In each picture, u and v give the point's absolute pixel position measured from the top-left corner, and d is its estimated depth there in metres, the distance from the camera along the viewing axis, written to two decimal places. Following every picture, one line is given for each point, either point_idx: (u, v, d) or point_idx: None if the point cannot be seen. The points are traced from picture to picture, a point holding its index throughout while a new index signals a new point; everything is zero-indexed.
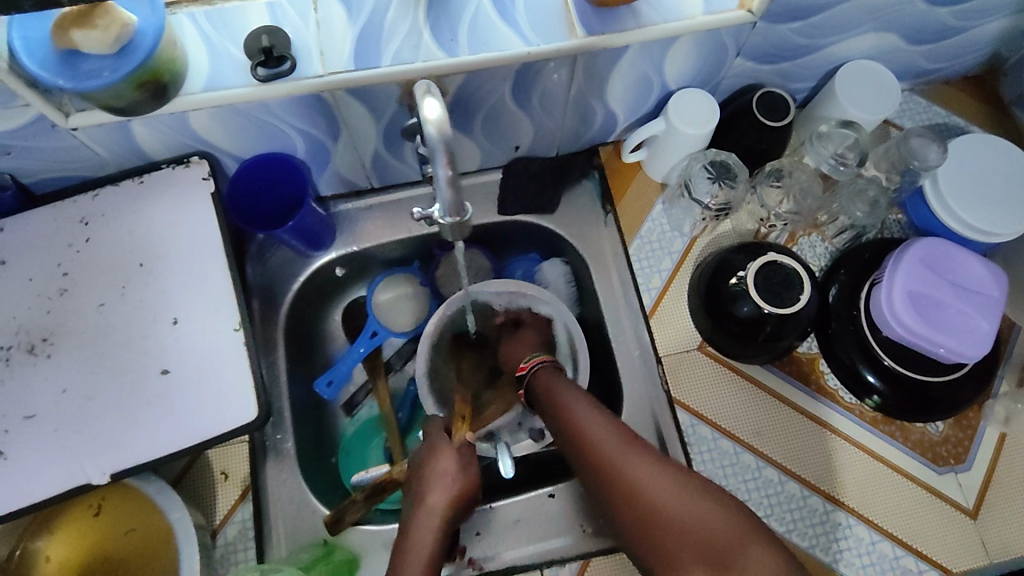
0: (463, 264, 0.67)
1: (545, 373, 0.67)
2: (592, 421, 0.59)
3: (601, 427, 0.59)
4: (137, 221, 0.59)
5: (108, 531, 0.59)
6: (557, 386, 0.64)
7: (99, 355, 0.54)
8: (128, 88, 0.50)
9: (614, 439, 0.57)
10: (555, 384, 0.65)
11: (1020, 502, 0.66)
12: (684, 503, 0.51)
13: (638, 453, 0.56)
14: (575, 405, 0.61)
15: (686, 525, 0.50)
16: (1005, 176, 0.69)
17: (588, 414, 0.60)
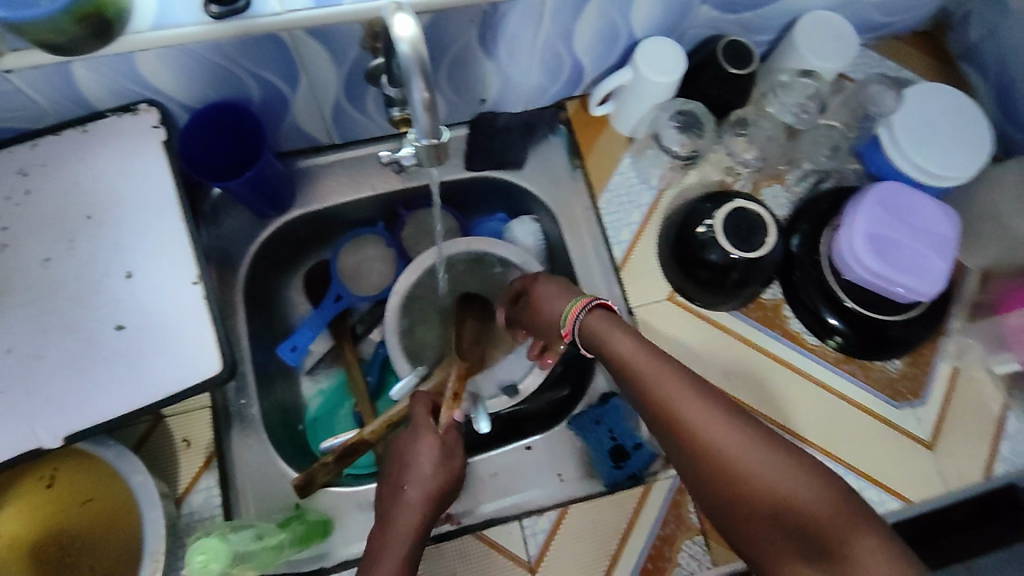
0: (439, 209, 0.67)
1: (599, 317, 0.60)
2: (654, 368, 0.54)
3: (662, 372, 0.54)
4: (83, 171, 0.55)
5: (62, 504, 0.56)
6: (615, 334, 0.58)
7: (46, 312, 0.51)
8: (67, 21, 0.46)
9: (677, 384, 0.52)
10: (610, 331, 0.59)
11: (970, 431, 0.70)
12: (759, 461, 0.47)
13: (702, 401, 0.51)
14: (636, 354, 0.55)
15: (773, 490, 0.46)
16: (954, 120, 0.71)
17: (648, 361, 0.55)
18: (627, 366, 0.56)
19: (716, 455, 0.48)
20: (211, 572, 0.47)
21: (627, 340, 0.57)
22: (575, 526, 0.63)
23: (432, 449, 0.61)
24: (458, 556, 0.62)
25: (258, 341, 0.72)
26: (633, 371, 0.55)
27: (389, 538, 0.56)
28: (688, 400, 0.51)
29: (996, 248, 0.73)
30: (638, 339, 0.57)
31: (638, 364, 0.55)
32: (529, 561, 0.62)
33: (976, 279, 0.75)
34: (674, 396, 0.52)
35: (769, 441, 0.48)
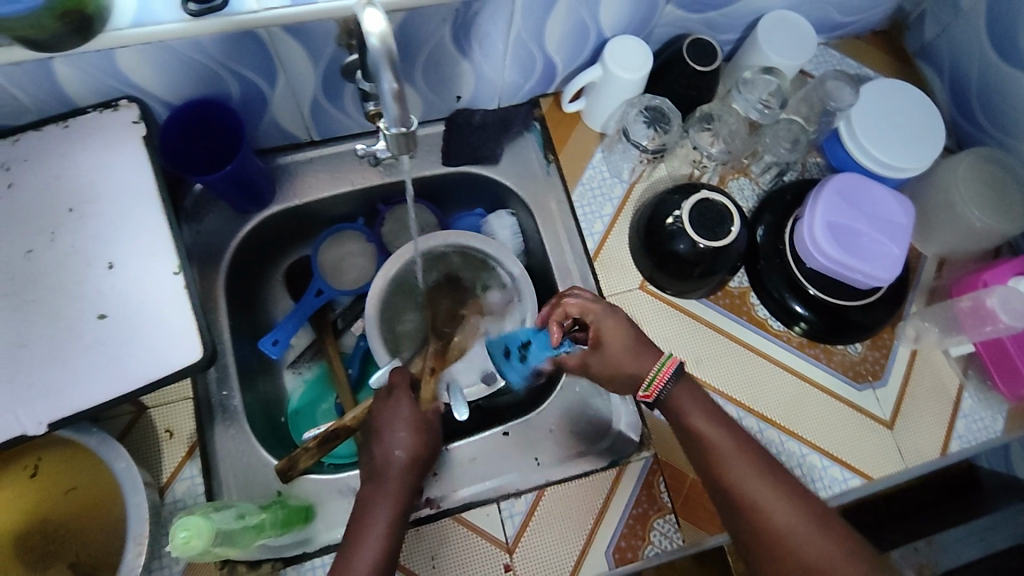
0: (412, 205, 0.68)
1: (682, 389, 0.60)
2: (733, 452, 0.56)
3: (738, 456, 0.56)
4: (65, 165, 0.56)
5: (46, 492, 0.56)
6: (693, 408, 0.59)
7: (29, 302, 0.52)
8: (49, 17, 0.47)
9: (756, 475, 0.55)
10: (690, 405, 0.59)
11: (928, 410, 0.74)
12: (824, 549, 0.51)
13: (777, 490, 0.54)
14: (713, 435, 0.57)
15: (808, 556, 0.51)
16: (909, 115, 0.75)
17: (724, 442, 0.57)
18: (704, 447, 0.57)
19: (794, 548, 0.51)
20: (194, 548, 0.47)
21: (705, 417, 0.58)
22: (550, 507, 0.66)
23: (414, 420, 0.64)
24: (438, 539, 0.64)
25: (240, 334, 0.74)
26: (714, 454, 0.57)
27: (377, 500, 0.58)
28: (765, 491, 0.54)
29: (950, 236, 0.77)
30: (715, 415, 0.59)
31: (715, 447, 0.57)
32: (506, 542, 0.64)
33: (934, 264, 0.80)
34: (751, 489, 0.54)
35: (844, 543, 0.51)
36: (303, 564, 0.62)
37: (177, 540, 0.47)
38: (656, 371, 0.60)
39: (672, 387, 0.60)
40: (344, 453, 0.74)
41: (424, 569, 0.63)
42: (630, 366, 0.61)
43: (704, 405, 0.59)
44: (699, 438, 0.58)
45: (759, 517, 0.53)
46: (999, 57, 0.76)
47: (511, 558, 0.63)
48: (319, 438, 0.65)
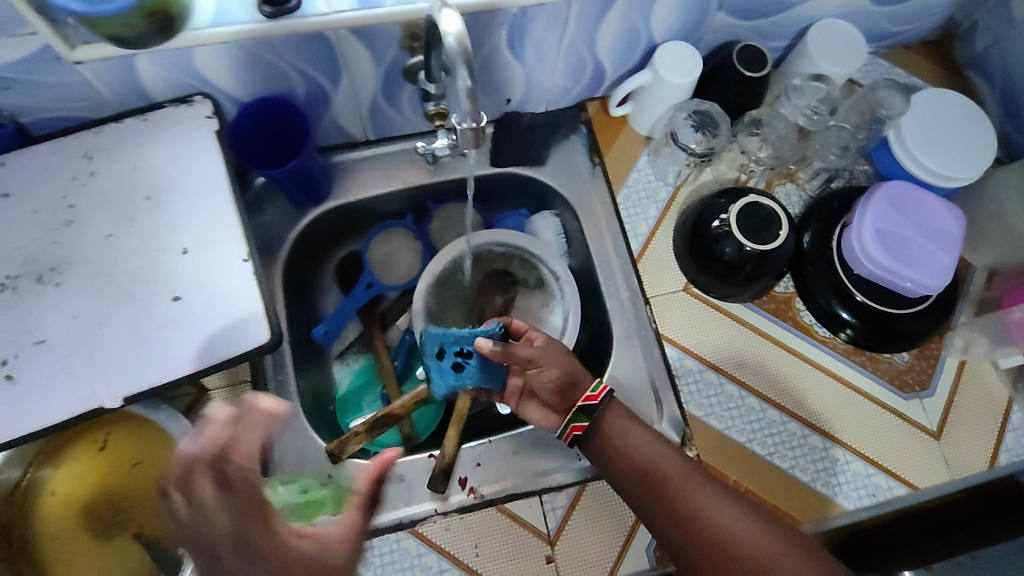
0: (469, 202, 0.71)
1: (615, 406, 0.63)
2: (670, 463, 0.59)
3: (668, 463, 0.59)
4: (142, 156, 0.60)
5: (114, 466, 0.59)
6: (629, 423, 0.62)
7: (109, 283, 0.55)
8: (138, 17, 0.50)
9: (692, 480, 0.58)
10: (622, 425, 0.62)
11: (976, 422, 0.73)
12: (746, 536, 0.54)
13: (706, 493, 0.57)
14: (650, 450, 0.60)
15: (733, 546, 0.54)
16: (958, 123, 0.75)
17: (660, 454, 0.60)
18: (642, 461, 0.59)
19: (723, 539, 0.54)
20: (280, 495, 0.59)
21: (640, 433, 0.61)
22: (592, 502, 0.66)
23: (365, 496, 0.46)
24: (481, 528, 0.65)
25: (292, 324, 0.76)
26: (651, 466, 0.59)
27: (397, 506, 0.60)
28: (702, 495, 0.57)
29: (1001, 247, 0.76)
30: (649, 432, 0.62)
31: (653, 460, 0.59)
32: (548, 534, 0.65)
33: (984, 276, 0.79)
34: (690, 494, 0.57)
35: (765, 528, 0.54)
36: None
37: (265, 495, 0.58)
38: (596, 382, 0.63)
39: (608, 402, 0.62)
40: (388, 442, 0.75)
41: (466, 556, 0.64)
42: (575, 371, 0.63)
43: (635, 422, 0.62)
44: (634, 454, 0.60)
45: (699, 520, 0.55)
46: None
47: (552, 551, 0.64)
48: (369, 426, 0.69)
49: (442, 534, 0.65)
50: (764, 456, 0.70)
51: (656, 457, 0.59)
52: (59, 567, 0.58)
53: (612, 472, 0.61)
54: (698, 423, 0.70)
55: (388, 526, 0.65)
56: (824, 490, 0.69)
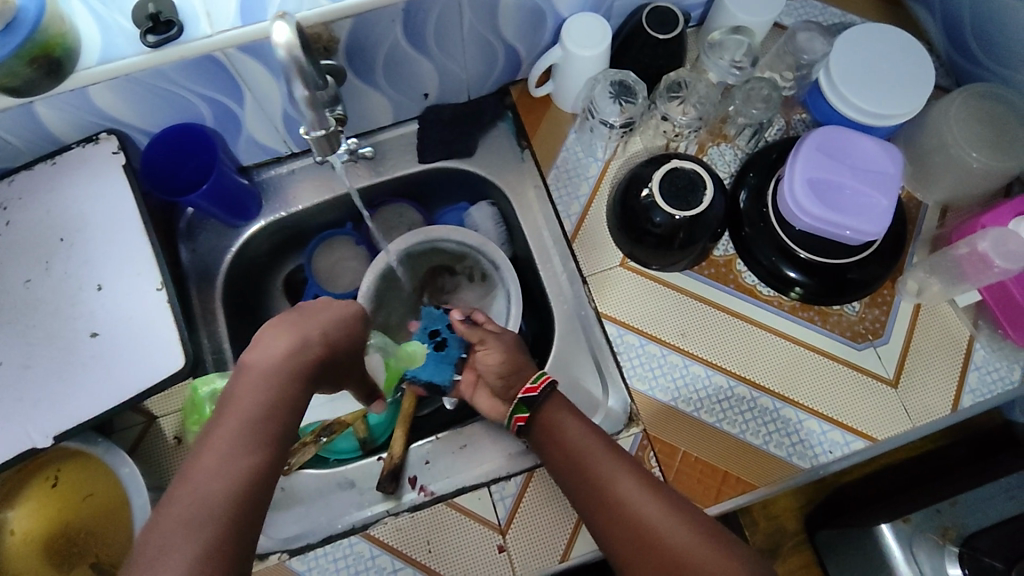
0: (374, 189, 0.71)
1: (559, 399, 0.63)
2: (601, 453, 0.58)
3: (602, 454, 0.58)
4: (55, 199, 0.61)
5: (67, 500, 0.61)
6: (566, 416, 0.62)
7: (30, 327, 0.57)
8: (19, 64, 0.52)
9: (623, 470, 0.57)
10: (558, 417, 0.62)
11: (936, 365, 0.70)
12: (675, 528, 0.53)
13: (640, 484, 0.56)
14: (583, 440, 0.59)
15: (658, 538, 0.52)
16: (889, 57, 0.72)
17: (593, 445, 0.59)
18: (574, 451, 0.59)
19: (651, 531, 0.53)
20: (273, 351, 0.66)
21: (575, 426, 0.61)
22: (540, 488, 0.66)
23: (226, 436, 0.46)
24: (432, 524, 0.65)
25: (242, 343, 0.78)
26: (583, 455, 0.58)
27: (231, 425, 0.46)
28: (630, 485, 0.56)
29: (949, 182, 0.73)
30: (586, 421, 0.61)
31: (586, 451, 0.59)
32: (499, 523, 0.65)
33: (937, 213, 0.76)
34: (619, 486, 0.56)
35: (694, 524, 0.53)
36: (303, 554, 0.64)
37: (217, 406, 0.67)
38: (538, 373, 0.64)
39: (550, 393, 0.63)
40: (346, 448, 0.76)
41: (419, 553, 0.64)
42: (522, 366, 0.67)
43: (573, 413, 0.62)
44: (568, 443, 0.60)
45: (625, 509, 0.55)
46: None
47: (504, 539, 0.65)
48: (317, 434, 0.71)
49: (393, 534, 0.65)
50: (714, 424, 0.69)
51: (589, 448, 0.59)
52: None
53: (550, 460, 0.61)
54: (643, 398, 0.70)
55: (342, 531, 0.66)
56: (779, 451, 0.68)
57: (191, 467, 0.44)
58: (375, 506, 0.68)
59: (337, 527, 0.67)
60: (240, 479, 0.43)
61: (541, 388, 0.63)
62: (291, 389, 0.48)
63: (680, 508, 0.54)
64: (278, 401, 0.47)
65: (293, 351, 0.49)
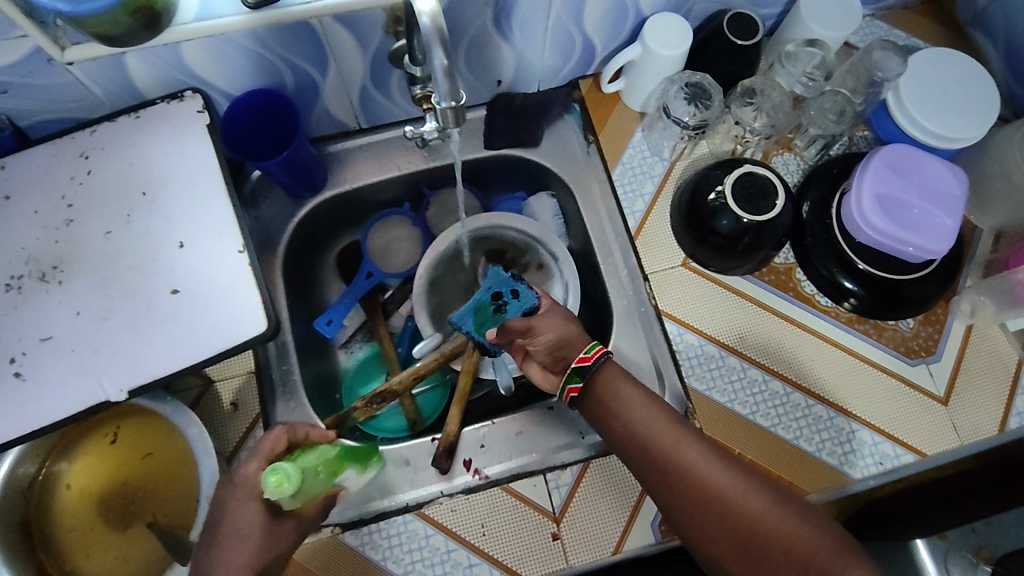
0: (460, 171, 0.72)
1: (610, 368, 0.61)
2: (660, 421, 0.57)
3: (662, 420, 0.57)
4: (136, 153, 0.61)
5: (127, 457, 0.61)
6: (620, 382, 0.60)
7: (109, 279, 0.56)
8: (123, 13, 0.51)
9: (685, 440, 0.56)
10: (614, 384, 0.60)
11: (985, 386, 0.72)
12: (745, 496, 0.53)
13: (705, 451, 0.55)
14: (643, 411, 0.58)
15: (729, 505, 0.52)
16: (959, 82, 0.73)
17: (654, 416, 0.58)
18: (633, 419, 0.58)
19: (721, 497, 0.53)
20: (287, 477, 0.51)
21: (631, 394, 0.59)
22: (595, 479, 0.67)
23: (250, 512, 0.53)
24: (487, 508, 0.66)
25: (297, 315, 0.77)
26: (644, 425, 0.57)
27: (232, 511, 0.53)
28: (696, 456, 0.55)
29: (1007, 208, 0.74)
30: (644, 392, 0.60)
31: (645, 419, 0.58)
32: (554, 511, 0.66)
33: (991, 238, 0.77)
34: (684, 453, 0.55)
35: (762, 490, 0.53)
36: (360, 530, 0.65)
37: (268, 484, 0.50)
38: (590, 344, 0.61)
39: (602, 363, 0.61)
40: (395, 428, 0.78)
41: (473, 535, 0.65)
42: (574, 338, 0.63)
43: (627, 380, 0.60)
44: (628, 415, 0.58)
45: (692, 480, 0.54)
46: None
47: (558, 527, 0.65)
48: (366, 400, 0.73)
49: (448, 515, 0.65)
50: (768, 427, 0.70)
51: (649, 415, 0.58)
52: (79, 557, 0.59)
53: (609, 432, 0.60)
54: (700, 396, 0.70)
55: (396, 509, 0.66)
56: (831, 459, 0.69)
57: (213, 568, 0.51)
58: (429, 486, 0.68)
59: (390, 502, 0.67)
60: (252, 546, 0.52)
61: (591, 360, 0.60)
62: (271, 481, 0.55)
63: (746, 474, 0.54)
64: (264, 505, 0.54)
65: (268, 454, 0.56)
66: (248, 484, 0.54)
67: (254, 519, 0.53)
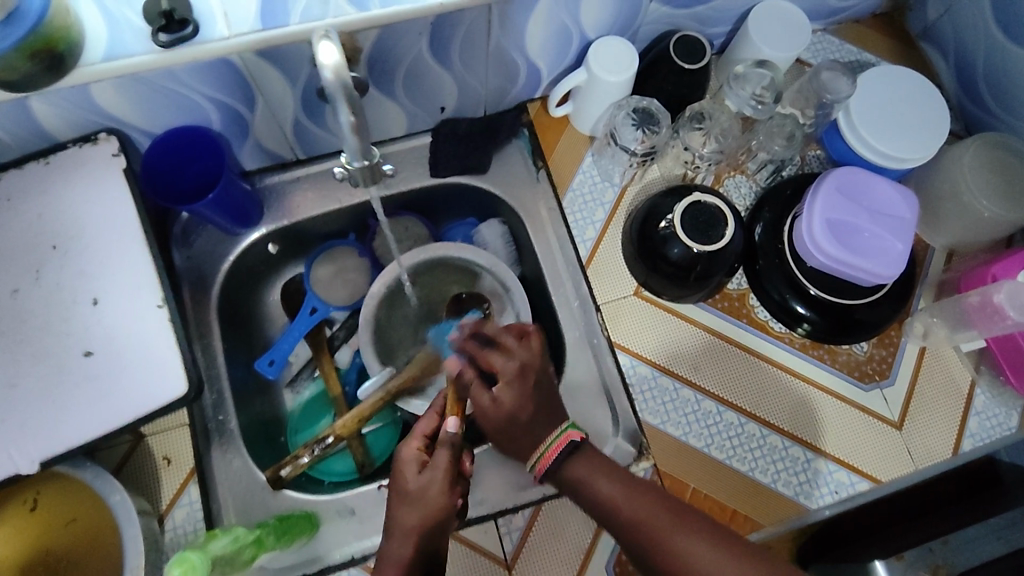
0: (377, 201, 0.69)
1: (580, 457, 0.55)
2: (650, 510, 0.52)
3: (654, 509, 0.52)
4: (46, 204, 0.59)
5: (48, 523, 0.57)
6: (595, 475, 0.54)
7: (18, 342, 0.55)
8: (19, 58, 0.47)
9: (683, 528, 0.51)
10: (589, 477, 0.54)
11: (939, 410, 0.71)
12: None
13: (706, 539, 0.50)
14: (627, 502, 0.53)
15: None
16: (908, 102, 0.73)
17: (640, 504, 0.53)
18: (622, 513, 0.53)
19: None
20: None
21: (610, 488, 0.54)
22: (548, 521, 0.65)
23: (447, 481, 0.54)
24: None
25: (236, 356, 0.74)
26: (637, 519, 0.52)
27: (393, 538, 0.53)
28: (688, 544, 0.50)
29: (958, 227, 0.74)
30: (620, 481, 0.54)
31: (635, 511, 0.52)
32: (505, 557, 0.64)
33: (943, 256, 0.77)
34: (684, 546, 0.50)
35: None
36: None
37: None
38: (555, 434, 0.55)
39: (567, 457, 0.55)
40: (343, 471, 0.75)
41: None
42: (524, 442, 0.57)
43: (606, 465, 0.55)
44: (610, 507, 0.53)
45: (691, 572, 0.49)
46: (1005, 37, 0.73)
47: (510, 574, 0.64)
48: (310, 445, 0.71)
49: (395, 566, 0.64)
50: (724, 460, 0.68)
51: (638, 508, 0.52)
52: None
53: (600, 519, 0.54)
54: (654, 431, 0.69)
55: (340, 562, 0.64)
56: (786, 490, 0.68)
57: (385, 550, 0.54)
58: (375, 537, 0.65)
59: (336, 556, 0.64)
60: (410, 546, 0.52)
61: (554, 454, 0.55)
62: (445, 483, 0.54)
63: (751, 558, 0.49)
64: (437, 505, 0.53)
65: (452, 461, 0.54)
66: (438, 471, 0.54)
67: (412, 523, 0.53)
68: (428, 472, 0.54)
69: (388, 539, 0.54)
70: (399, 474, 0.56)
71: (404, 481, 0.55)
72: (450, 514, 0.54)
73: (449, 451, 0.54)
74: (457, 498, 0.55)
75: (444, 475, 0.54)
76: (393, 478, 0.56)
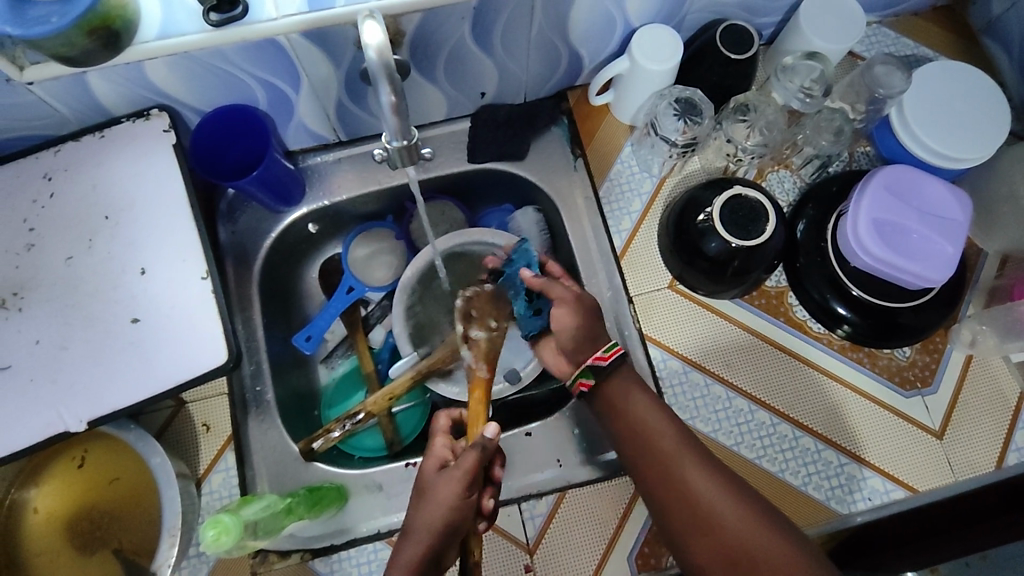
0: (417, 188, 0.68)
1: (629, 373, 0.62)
2: (671, 440, 0.58)
3: (677, 440, 0.58)
4: (101, 175, 0.61)
5: (93, 480, 0.61)
6: (635, 393, 0.61)
7: (71, 306, 0.58)
8: (78, 35, 0.48)
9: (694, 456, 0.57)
10: (635, 396, 0.61)
11: (985, 422, 0.69)
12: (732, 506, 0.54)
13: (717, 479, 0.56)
14: (650, 419, 0.60)
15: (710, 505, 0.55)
16: (966, 99, 0.69)
17: (664, 432, 0.59)
18: (649, 438, 0.59)
19: (708, 510, 0.55)
20: (223, 545, 0.52)
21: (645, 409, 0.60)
22: (572, 509, 0.66)
23: (467, 481, 0.54)
24: None
25: (274, 331, 0.76)
26: (658, 440, 0.58)
27: (407, 535, 0.54)
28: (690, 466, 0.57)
29: (1014, 233, 0.71)
30: (667, 417, 0.60)
31: (663, 440, 0.58)
32: (527, 543, 0.65)
33: (996, 262, 0.73)
34: (688, 472, 0.56)
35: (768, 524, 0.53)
36: (328, 556, 0.64)
37: (207, 538, 0.51)
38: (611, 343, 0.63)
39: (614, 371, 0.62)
40: (374, 446, 0.77)
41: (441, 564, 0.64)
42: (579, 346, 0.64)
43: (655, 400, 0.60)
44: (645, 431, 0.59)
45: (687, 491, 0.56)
46: None
47: (531, 558, 0.64)
48: (340, 420, 0.73)
49: None
50: (753, 460, 0.67)
51: (664, 429, 0.59)
52: None
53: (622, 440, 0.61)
54: (683, 427, 0.68)
55: (367, 535, 0.65)
56: (817, 494, 0.67)
57: (402, 544, 0.54)
58: (401, 513, 0.66)
59: (362, 530, 0.66)
60: (422, 543, 0.53)
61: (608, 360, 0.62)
62: (463, 486, 0.54)
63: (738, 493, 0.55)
64: (453, 505, 0.53)
65: (476, 463, 0.54)
66: (461, 470, 0.54)
67: (429, 519, 0.53)
68: (451, 470, 0.55)
69: (404, 534, 0.55)
70: (427, 468, 0.57)
71: (430, 478, 0.56)
72: (464, 515, 0.54)
73: (476, 454, 0.54)
74: (474, 501, 0.55)
75: (464, 476, 0.54)
76: (420, 472, 0.58)
